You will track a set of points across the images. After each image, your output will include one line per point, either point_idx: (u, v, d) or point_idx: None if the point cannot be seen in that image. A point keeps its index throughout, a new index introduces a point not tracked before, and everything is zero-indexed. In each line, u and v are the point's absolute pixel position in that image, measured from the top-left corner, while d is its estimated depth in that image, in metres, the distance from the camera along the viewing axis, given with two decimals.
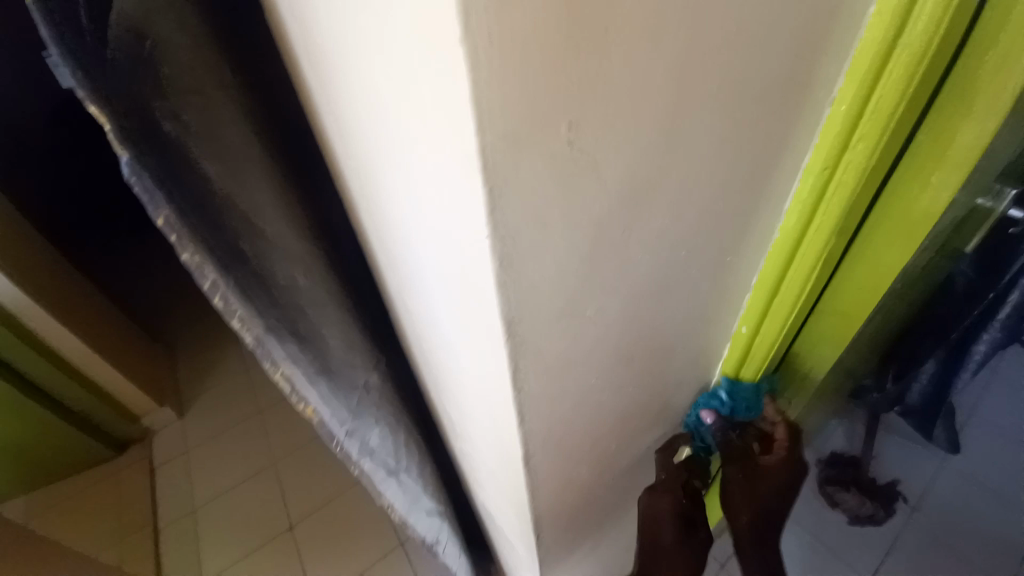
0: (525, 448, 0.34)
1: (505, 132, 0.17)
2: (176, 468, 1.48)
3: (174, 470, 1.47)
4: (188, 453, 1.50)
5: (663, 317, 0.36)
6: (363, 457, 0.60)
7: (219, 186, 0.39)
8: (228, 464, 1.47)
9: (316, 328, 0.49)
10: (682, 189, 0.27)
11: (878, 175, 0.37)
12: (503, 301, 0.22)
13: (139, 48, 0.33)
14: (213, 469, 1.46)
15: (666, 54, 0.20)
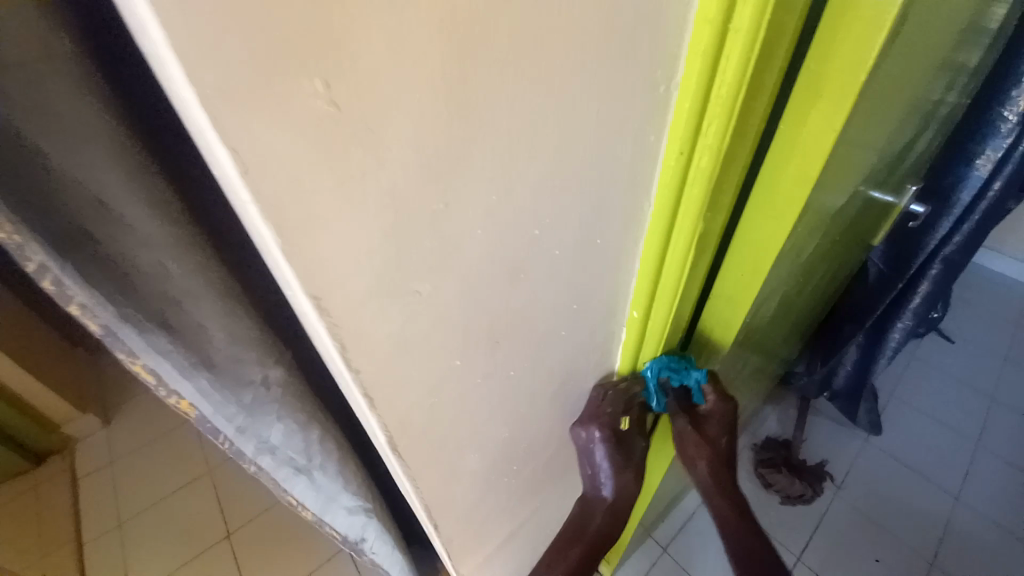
0: (384, 434, 0.33)
1: (225, 87, 0.16)
2: (101, 479, 1.40)
3: (99, 481, 1.39)
4: (114, 462, 1.42)
5: (532, 300, 0.36)
6: (261, 454, 0.57)
7: (58, 164, 0.34)
8: (159, 473, 1.39)
9: (192, 318, 0.46)
10: (507, 161, 0.26)
11: (736, 161, 0.38)
12: (295, 271, 0.22)
13: None
14: (141, 480, 1.39)
15: (430, 19, 0.19)
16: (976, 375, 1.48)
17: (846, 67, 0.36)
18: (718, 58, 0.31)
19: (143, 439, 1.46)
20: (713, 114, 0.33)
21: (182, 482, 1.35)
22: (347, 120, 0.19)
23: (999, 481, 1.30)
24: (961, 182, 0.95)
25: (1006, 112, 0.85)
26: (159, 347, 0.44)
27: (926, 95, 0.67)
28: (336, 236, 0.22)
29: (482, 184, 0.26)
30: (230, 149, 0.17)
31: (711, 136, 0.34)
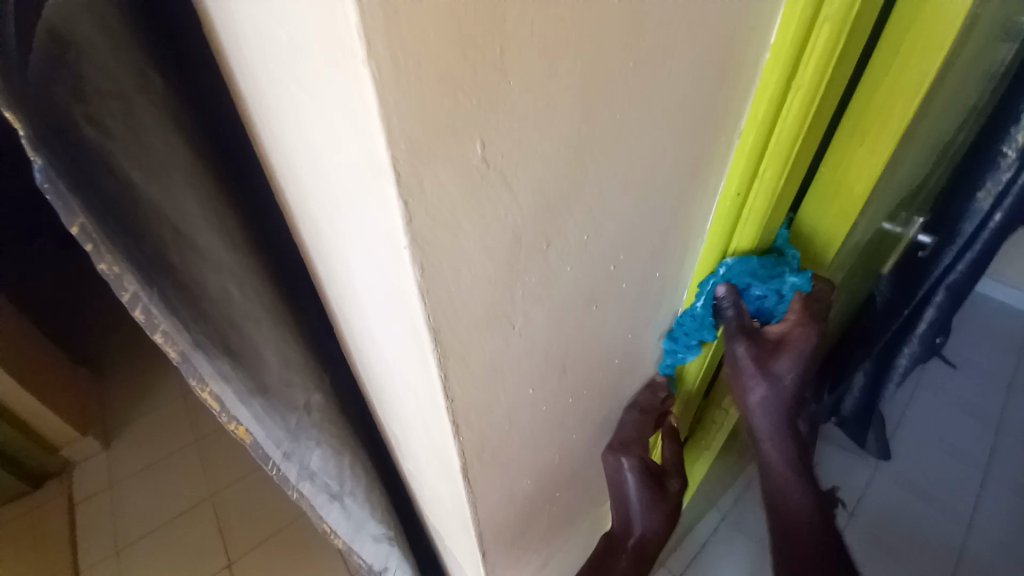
0: (462, 458, 0.34)
1: (410, 146, 0.17)
2: (99, 504, 1.36)
3: (98, 506, 1.35)
4: (114, 486, 1.39)
5: (597, 330, 0.37)
6: (302, 480, 0.57)
7: (144, 192, 0.36)
8: (160, 498, 1.36)
9: (253, 343, 0.47)
10: (603, 203, 0.28)
11: (786, 197, 0.42)
12: (425, 309, 0.23)
13: (61, 55, 0.30)
14: (140, 505, 1.35)
15: (569, 81, 0.21)
16: (984, 402, 1.50)
17: (886, 115, 0.41)
18: (780, 108, 0.35)
19: (143, 462, 1.42)
20: (771, 158, 0.38)
21: (184, 508, 1.32)
22: (494, 174, 0.21)
23: (1013, 511, 1.30)
24: (966, 214, 0.98)
25: (1004, 149, 0.87)
26: (224, 373, 0.45)
27: (941, 133, 0.69)
28: (462, 277, 0.23)
29: (579, 223, 0.28)
30: (402, 200, 0.19)
31: (767, 178, 0.39)
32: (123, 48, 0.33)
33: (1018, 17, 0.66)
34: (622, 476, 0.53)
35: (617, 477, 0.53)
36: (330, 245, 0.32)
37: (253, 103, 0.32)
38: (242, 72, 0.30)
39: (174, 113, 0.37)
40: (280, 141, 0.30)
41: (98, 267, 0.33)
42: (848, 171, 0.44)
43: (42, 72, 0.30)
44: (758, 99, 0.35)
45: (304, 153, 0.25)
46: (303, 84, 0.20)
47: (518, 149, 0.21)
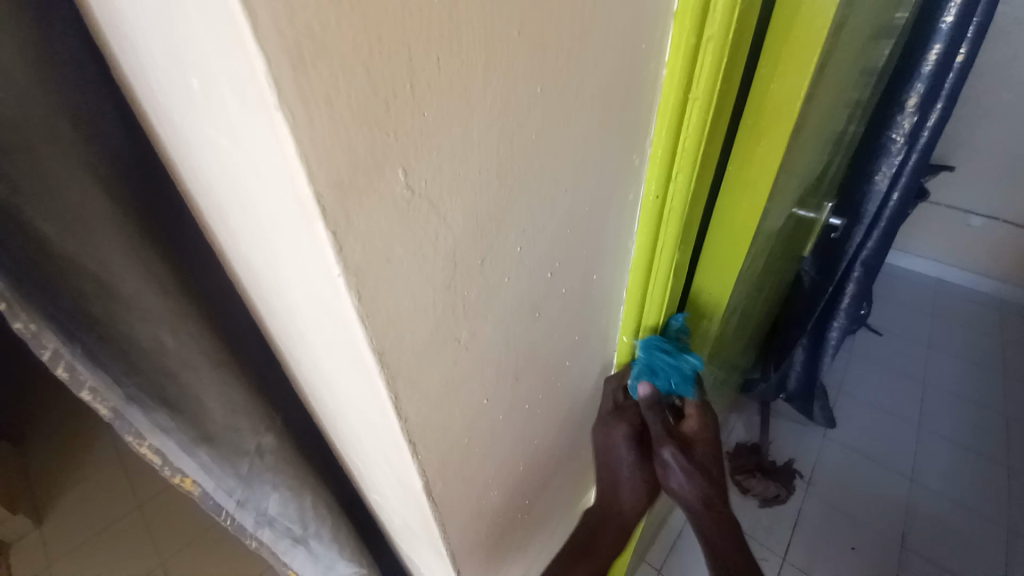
0: (423, 480, 0.34)
1: (333, 182, 0.18)
2: None
3: None
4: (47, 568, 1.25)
5: (544, 337, 0.39)
6: (260, 527, 0.56)
7: (60, 246, 0.34)
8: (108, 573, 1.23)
9: (192, 392, 0.44)
10: (529, 215, 0.30)
11: (701, 197, 0.45)
12: (367, 333, 0.23)
13: None
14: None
15: (482, 108, 0.23)
16: (908, 363, 1.65)
17: (778, 114, 0.45)
18: (683, 114, 0.38)
19: (84, 535, 1.30)
20: (681, 162, 0.40)
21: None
22: (420, 196, 0.22)
23: (942, 459, 1.44)
24: (867, 195, 1.09)
25: (893, 135, 1.00)
26: (162, 425, 0.43)
27: (833, 125, 0.77)
28: (402, 299, 0.24)
29: (511, 236, 0.30)
30: (330, 232, 0.19)
31: (679, 184, 0.41)
32: (47, 95, 0.31)
33: (883, 22, 0.75)
34: (612, 444, 0.53)
35: (607, 444, 0.53)
36: (267, 281, 0.32)
37: (171, 145, 0.31)
38: (156, 116, 0.30)
39: (95, 162, 0.35)
40: (205, 182, 0.29)
41: (13, 326, 0.33)
42: (751, 167, 0.48)
43: None
44: (663, 108, 0.39)
45: (228, 192, 0.25)
46: (218, 126, 0.21)
47: (441, 171, 0.23)
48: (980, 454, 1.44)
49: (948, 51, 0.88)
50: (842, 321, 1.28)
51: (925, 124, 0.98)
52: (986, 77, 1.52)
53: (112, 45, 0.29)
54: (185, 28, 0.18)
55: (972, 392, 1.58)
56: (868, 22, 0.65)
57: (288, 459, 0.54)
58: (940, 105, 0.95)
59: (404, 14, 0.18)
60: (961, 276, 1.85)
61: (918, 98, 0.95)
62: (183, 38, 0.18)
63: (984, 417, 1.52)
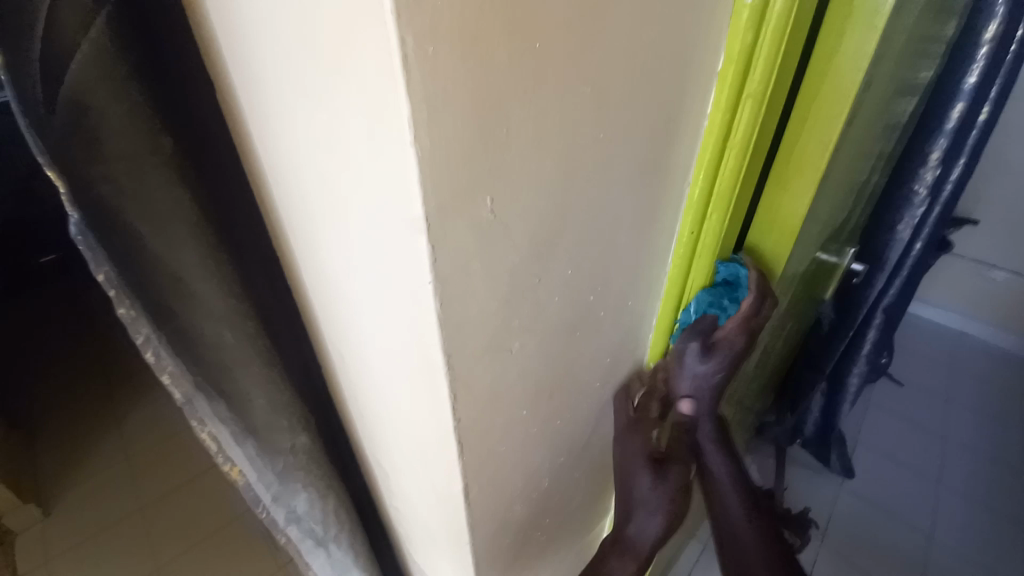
0: (463, 482, 0.37)
1: (438, 206, 0.22)
2: None
3: None
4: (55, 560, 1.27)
5: (580, 355, 0.42)
6: (288, 524, 0.58)
7: (152, 243, 0.39)
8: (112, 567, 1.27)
9: (246, 387, 0.48)
10: (580, 244, 0.34)
11: (731, 235, 0.48)
12: (442, 336, 0.27)
13: (82, 118, 0.33)
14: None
15: (553, 150, 0.27)
16: (928, 416, 1.62)
17: (809, 162, 0.48)
18: (719, 161, 0.42)
19: (89, 531, 1.32)
20: (714, 205, 0.44)
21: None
22: (498, 221, 0.26)
23: (966, 518, 1.39)
24: (888, 244, 1.11)
25: (916, 186, 1.03)
26: (219, 414, 0.47)
27: (856, 175, 0.80)
28: (471, 310, 0.27)
29: (563, 260, 0.33)
30: (430, 246, 0.23)
31: (712, 223, 0.45)
32: (132, 108, 0.35)
33: (907, 80, 0.79)
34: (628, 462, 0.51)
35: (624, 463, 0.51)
36: (340, 290, 0.36)
37: (270, 165, 0.35)
38: (262, 138, 0.34)
39: (183, 171, 0.39)
40: (297, 198, 0.34)
41: (118, 312, 0.37)
42: (781, 209, 0.51)
43: (68, 132, 0.33)
44: (702, 154, 0.42)
45: (327, 208, 0.29)
46: (337, 154, 0.25)
47: (517, 201, 0.27)
48: (1004, 515, 1.40)
49: (969, 109, 0.92)
50: (861, 367, 1.28)
51: (946, 177, 1.01)
52: (1008, 136, 1.54)
53: (231, 78, 0.33)
54: (329, 77, 0.22)
55: (996, 449, 1.54)
56: (891, 82, 0.69)
57: (317, 459, 0.57)
58: (961, 160, 0.98)
59: (507, 74, 0.22)
60: (984, 330, 1.82)
61: (941, 153, 0.97)
62: (325, 86, 0.22)
63: (1008, 476, 1.47)
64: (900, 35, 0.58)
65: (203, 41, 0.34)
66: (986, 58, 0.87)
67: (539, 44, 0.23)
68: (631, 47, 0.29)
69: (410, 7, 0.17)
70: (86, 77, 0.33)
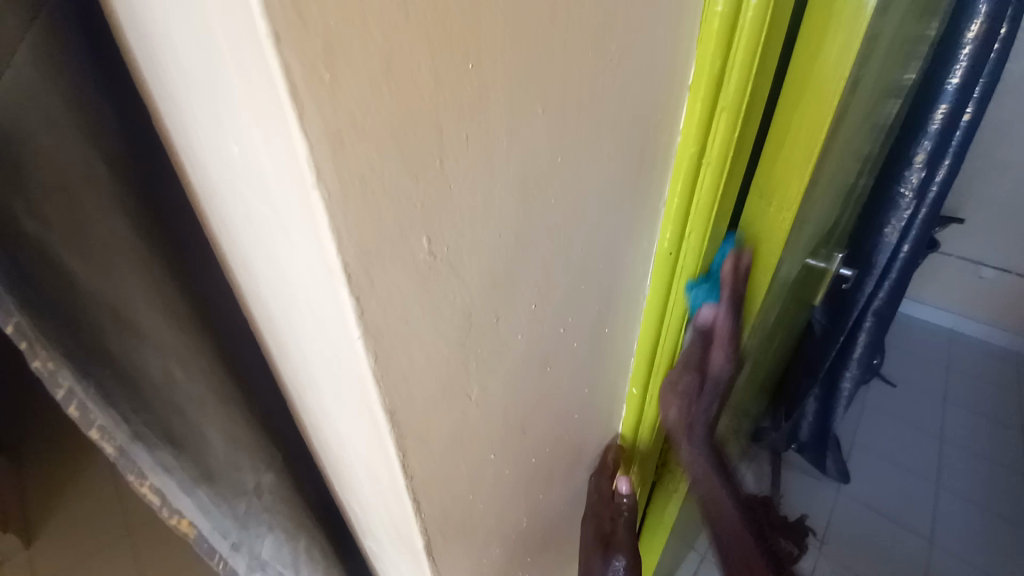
0: (425, 536, 0.33)
1: (359, 252, 0.19)
2: None
3: None
4: None
5: (554, 390, 0.39)
6: (253, 572, 0.53)
7: (86, 285, 0.35)
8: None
9: (199, 431, 0.44)
10: (544, 274, 0.31)
11: (712, 253, 0.45)
12: (380, 391, 0.23)
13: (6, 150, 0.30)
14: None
15: (503, 177, 0.24)
16: (924, 418, 1.60)
17: (792, 172, 0.45)
18: (696, 175, 0.39)
19: (68, 563, 1.26)
20: (693, 225, 0.41)
21: None
22: (440, 260, 0.23)
23: (967, 523, 1.37)
24: (877, 248, 1.10)
25: (903, 189, 1.02)
26: (163, 463, 0.43)
27: (844, 180, 0.78)
28: (414, 361, 0.24)
29: (526, 294, 0.30)
30: (353, 297, 0.20)
31: (692, 243, 0.42)
32: (65, 138, 0.32)
33: (892, 83, 0.77)
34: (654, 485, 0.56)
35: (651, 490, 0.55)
36: (286, 329, 0.32)
37: (204, 195, 0.32)
38: (192, 165, 0.31)
39: (125, 202, 0.36)
40: (232, 230, 0.30)
41: (30, 362, 0.34)
42: (765, 225, 0.49)
43: None
44: (677, 168, 0.39)
45: (258, 246, 0.26)
46: (255, 191, 0.21)
47: (461, 238, 0.23)
48: (1002, 518, 1.38)
49: (953, 112, 0.91)
50: (854, 371, 1.26)
51: (931, 180, 1.00)
52: (993, 136, 1.54)
53: (157, 102, 0.30)
54: (232, 107, 0.19)
55: (993, 450, 1.52)
56: (875, 87, 0.67)
57: (285, 499, 0.53)
58: (947, 162, 0.98)
59: (437, 97, 0.19)
60: (976, 329, 1.82)
61: (926, 156, 0.97)
62: (231, 115, 0.19)
63: (1007, 479, 1.46)
64: (883, 39, 0.57)
65: (128, 62, 0.31)
66: (968, 60, 0.86)
67: (474, 62, 0.20)
68: (591, 61, 0.26)
69: (298, 25, 0.14)
70: (5, 105, 0.29)
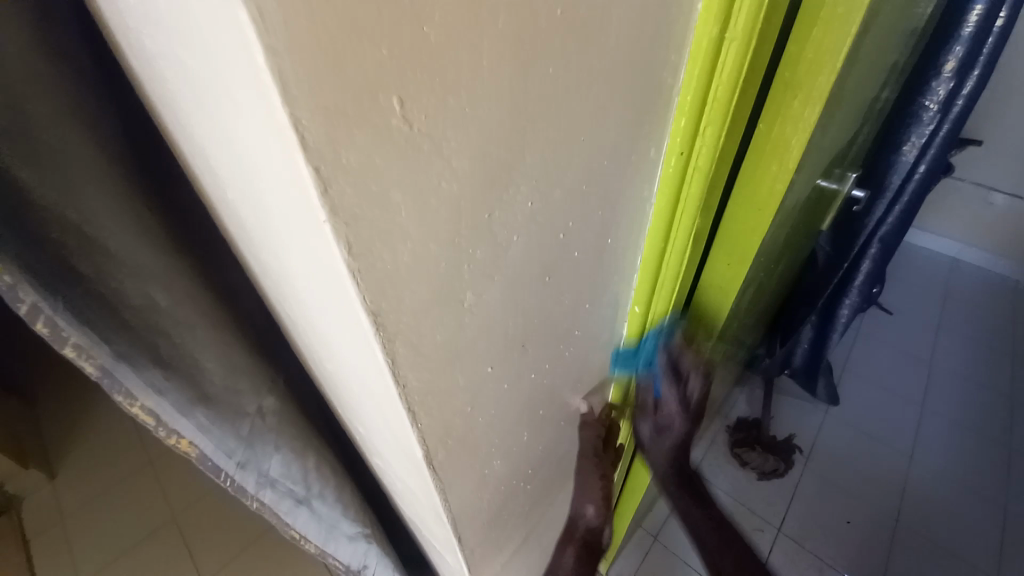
0: (424, 447, 0.32)
1: (314, 105, 0.15)
2: (55, 540, 1.35)
3: (54, 541, 1.34)
4: (65, 519, 1.38)
5: (552, 306, 0.36)
6: (261, 489, 0.52)
7: (42, 198, 0.32)
8: (127, 525, 1.37)
9: (190, 352, 0.43)
10: (543, 168, 0.27)
11: (728, 156, 0.40)
12: (361, 289, 0.21)
13: None
14: (103, 535, 1.35)
15: (497, 25, 0.19)
16: (916, 343, 1.63)
17: (827, 60, 0.39)
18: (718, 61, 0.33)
19: (99, 489, 1.43)
20: (711, 116, 0.35)
21: (143, 533, 1.33)
22: (419, 132, 0.19)
23: (948, 438, 1.43)
24: (892, 168, 1.04)
25: (927, 102, 0.95)
26: (156, 384, 0.40)
27: (870, 89, 0.70)
28: (393, 259, 0.21)
29: (523, 189, 0.26)
30: (312, 167, 0.16)
31: (709, 138, 0.36)
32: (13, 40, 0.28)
33: None
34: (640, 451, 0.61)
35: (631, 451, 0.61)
36: (260, 235, 0.29)
37: (144, 80, 0.27)
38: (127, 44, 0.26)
39: (78, 111, 0.32)
40: (181, 120, 0.26)
41: None
42: (785, 127, 0.43)
43: None
44: (695, 51, 0.32)
45: (207, 123, 0.22)
46: (188, 40, 0.17)
47: (442, 107, 0.19)
48: (983, 437, 1.44)
49: (991, 11, 0.83)
50: (854, 298, 1.25)
51: (958, 92, 0.93)
52: None
53: None
54: None
55: (982, 373, 1.56)
56: None
57: (289, 418, 0.54)
58: (975, 73, 0.91)
59: None
60: (979, 257, 1.80)
61: (956, 63, 0.89)
62: None
63: (993, 399, 1.50)
64: None
65: None
66: None
67: None
68: None
69: None
70: None
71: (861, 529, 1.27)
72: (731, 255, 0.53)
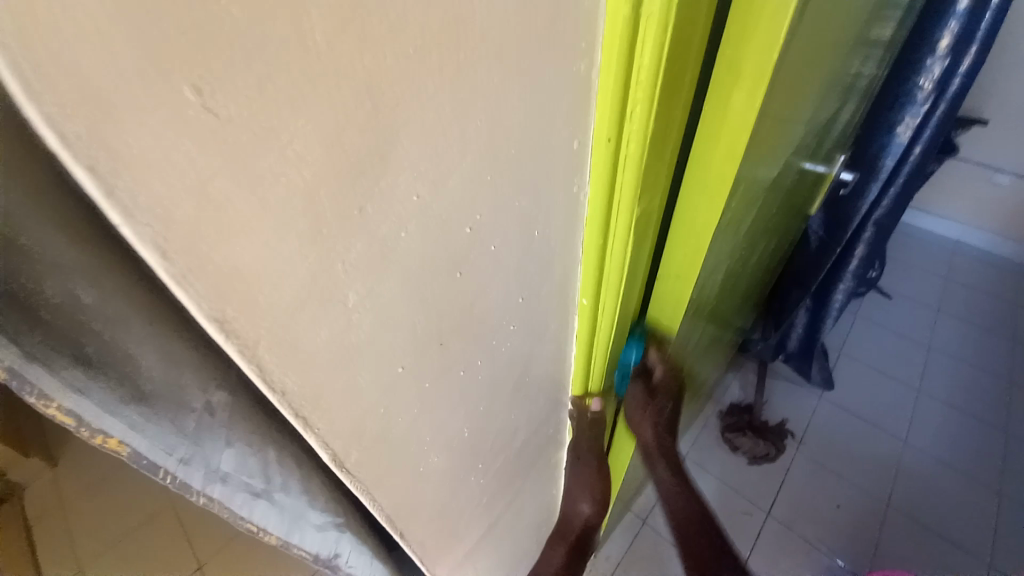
0: (331, 450, 0.31)
1: (68, 103, 0.14)
2: (56, 525, 1.38)
3: (55, 527, 1.37)
4: (65, 506, 1.41)
5: (473, 299, 0.35)
6: (208, 484, 0.37)
7: None
8: (126, 509, 1.40)
9: (120, 346, 0.29)
10: (426, 159, 0.25)
11: (665, 143, 0.37)
12: (192, 297, 0.20)
13: None
14: (104, 520, 1.38)
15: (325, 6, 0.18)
16: (912, 327, 1.60)
17: (775, 34, 0.34)
18: (636, 41, 0.29)
19: (99, 476, 1.46)
20: (636, 98, 0.32)
21: (141, 519, 1.36)
22: (235, 126, 0.17)
23: (940, 424, 1.41)
24: (886, 148, 1.01)
25: (922, 80, 0.91)
26: (78, 384, 0.27)
27: (846, 68, 0.68)
28: (229, 264, 0.20)
29: (403, 181, 0.25)
30: (86, 169, 0.15)
31: (637, 120, 0.33)
32: None
33: None
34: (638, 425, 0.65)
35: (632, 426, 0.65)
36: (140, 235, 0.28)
37: None
38: None
39: None
40: None
41: None
42: (730, 109, 0.39)
43: None
44: (612, 31, 0.30)
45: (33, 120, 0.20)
46: None
47: (258, 96, 0.17)
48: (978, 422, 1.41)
49: None
50: (848, 282, 1.22)
51: (955, 70, 0.90)
52: None
53: None
54: None
55: (979, 357, 1.53)
56: None
57: (245, 409, 0.39)
58: (972, 49, 0.88)
59: None
60: (979, 238, 1.76)
61: (952, 37, 0.86)
62: None
63: (990, 384, 1.47)
64: None
65: None
66: None
67: None
68: None
69: None
70: None
71: (849, 514, 1.26)
72: (688, 246, 0.50)
